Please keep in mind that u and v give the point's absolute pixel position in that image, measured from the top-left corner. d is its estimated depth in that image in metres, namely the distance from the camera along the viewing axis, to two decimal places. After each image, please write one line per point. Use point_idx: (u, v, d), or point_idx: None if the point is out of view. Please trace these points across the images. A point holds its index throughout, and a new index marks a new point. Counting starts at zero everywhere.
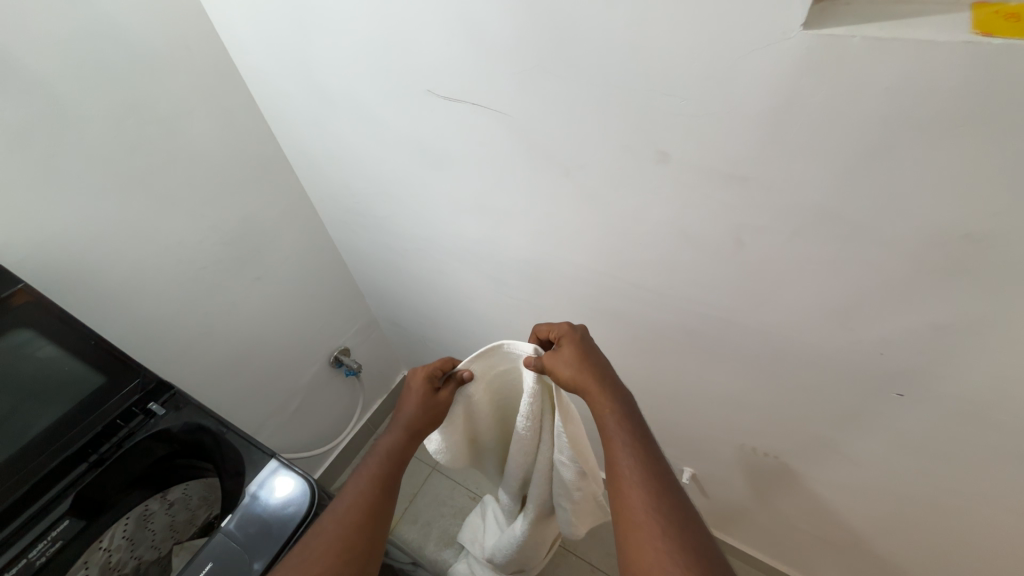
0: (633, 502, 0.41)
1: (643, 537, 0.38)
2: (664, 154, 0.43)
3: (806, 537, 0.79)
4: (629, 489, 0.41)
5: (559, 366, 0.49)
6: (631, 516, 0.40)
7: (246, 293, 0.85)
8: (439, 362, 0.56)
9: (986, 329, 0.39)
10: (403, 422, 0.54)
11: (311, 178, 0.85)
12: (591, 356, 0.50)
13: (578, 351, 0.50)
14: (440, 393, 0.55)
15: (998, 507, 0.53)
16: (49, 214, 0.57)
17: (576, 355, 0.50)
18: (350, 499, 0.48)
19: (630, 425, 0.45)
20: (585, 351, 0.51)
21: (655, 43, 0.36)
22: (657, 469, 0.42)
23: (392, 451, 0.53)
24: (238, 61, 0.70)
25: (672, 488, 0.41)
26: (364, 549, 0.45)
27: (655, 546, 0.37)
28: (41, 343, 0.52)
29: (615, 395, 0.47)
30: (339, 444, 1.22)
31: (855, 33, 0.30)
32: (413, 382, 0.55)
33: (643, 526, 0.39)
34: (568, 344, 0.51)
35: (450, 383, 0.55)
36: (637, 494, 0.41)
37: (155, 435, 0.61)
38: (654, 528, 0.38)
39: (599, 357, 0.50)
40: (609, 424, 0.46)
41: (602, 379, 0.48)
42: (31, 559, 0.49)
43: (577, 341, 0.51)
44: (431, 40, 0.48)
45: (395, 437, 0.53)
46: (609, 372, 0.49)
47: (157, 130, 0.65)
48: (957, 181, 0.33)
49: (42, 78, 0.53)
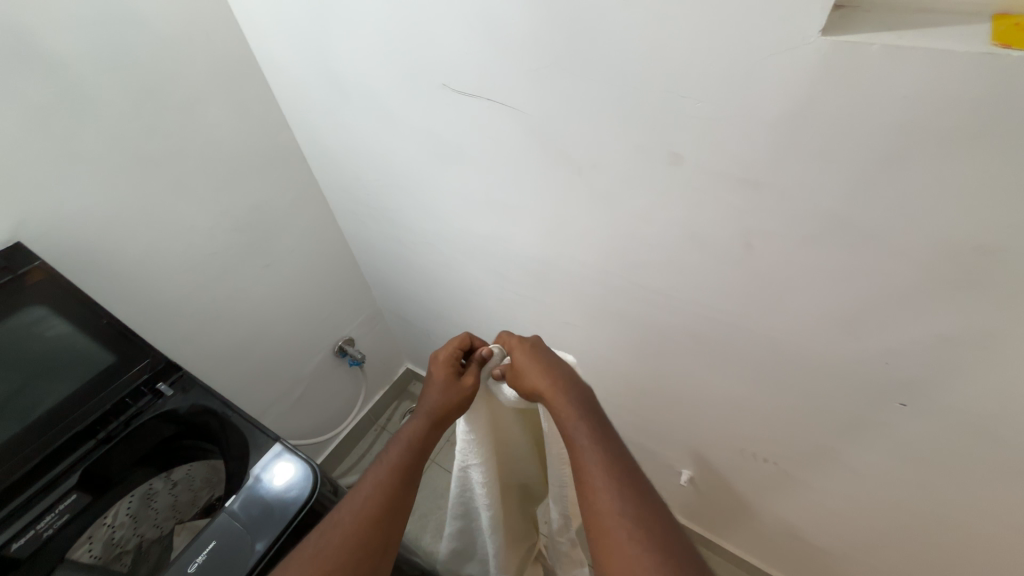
0: (602, 505, 0.41)
1: (611, 541, 0.39)
2: (677, 156, 0.43)
3: (802, 546, 0.79)
4: (597, 492, 0.42)
5: (519, 372, 0.52)
6: (601, 521, 0.40)
7: (255, 280, 0.86)
8: (456, 342, 0.57)
9: (993, 344, 0.39)
10: (426, 407, 0.53)
11: (323, 170, 0.85)
12: (544, 362, 0.52)
13: (530, 357, 0.52)
14: (465, 377, 0.54)
15: (998, 521, 0.52)
16: (65, 194, 0.58)
17: (529, 360, 0.52)
18: (369, 486, 0.48)
19: (592, 427, 0.46)
20: (539, 357, 0.52)
21: (671, 44, 0.37)
22: (625, 468, 0.43)
23: (416, 438, 0.52)
24: (256, 50, 0.71)
25: (641, 490, 0.42)
26: (380, 544, 0.46)
27: (626, 551, 0.38)
28: (53, 320, 0.53)
29: (573, 397, 0.48)
30: (341, 433, 1.23)
31: (875, 41, 0.30)
32: (435, 369, 0.55)
33: (613, 532, 0.39)
34: (520, 354, 0.53)
35: (473, 364, 0.55)
36: (605, 497, 0.41)
37: (163, 415, 0.61)
38: (623, 532, 0.39)
39: (551, 363, 0.52)
40: (572, 429, 0.46)
41: (557, 381, 0.49)
42: (39, 530, 0.50)
43: (528, 351, 0.53)
44: (448, 34, 0.48)
45: (419, 421, 0.53)
46: (567, 375, 0.51)
47: (174, 116, 0.66)
48: (969, 192, 0.33)
49: (63, 60, 0.54)
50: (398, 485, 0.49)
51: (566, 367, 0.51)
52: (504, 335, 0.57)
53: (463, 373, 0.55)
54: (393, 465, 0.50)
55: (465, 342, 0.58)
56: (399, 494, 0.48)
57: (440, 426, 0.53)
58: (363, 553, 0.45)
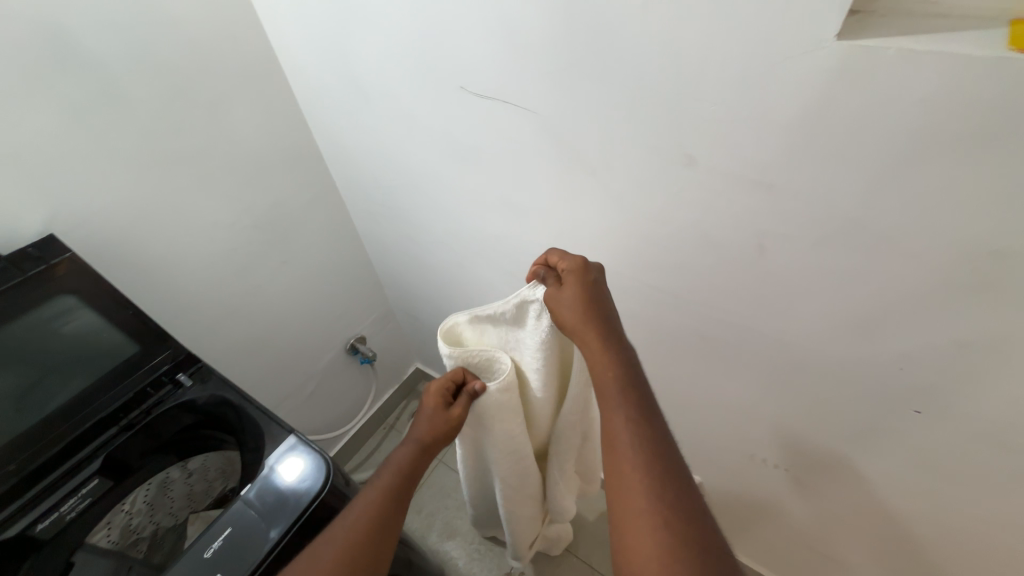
0: (630, 476, 0.39)
1: (635, 517, 0.37)
2: (691, 158, 0.43)
3: (813, 555, 0.78)
4: (625, 460, 0.40)
5: (563, 306, 0.47)
6: (626, 493, 0.38)
7: (272, 276, 0.87)
8: (451, 375, 0.56)
9: (1010, 351, 0.39)
10: (416, 436, 0.55)
11: (341, 170, 0.87)
12: (596, 302, 0.47)
13: (581, 295, 0.47)
14: (453, 409, 0.55)
15: (1015, 534, 0.51)
16: (94, 189, 0.60)
17: (579, 299, 0.47)
18: (359, 506, 0.48)
19: (629, 391, 0.44)
20: (589, 300, 0.47)
21: (685, 48, 0.37)
22: (658, 438, 0.41)
23: (404, 463, 0.53)
24: (279, 52, 0.73)
25: (670, 462, 0.40)
26: (368, 566, 0.45)
27: (649, 531, 0.36)
28: (81, 310, 0.55)
29: (617, 354, 0.45)
30: (350, 430, 1.24)
31: (889, 45, 0.31)
32: (425, 402, 0.56)
33: (637, 508, 0.37)
34: (572, 287, 0.48)
35: (464, 397, 0.56)
36: (636, 470, 0.39)
37: (182, 405, 0.62)
38: (649, 511, 0.37)
39: (602, 307, 0.47)
40: (610, 387, 0.44)
41: (603, 334, 0.46)
42: (62, 513, 0.52)
43: (582, 284, 0.48)
44: (467, 37, 0.49)
45: (407, 448, 0.55)
46: (613, 325, 0.47)
47: (200, 115, 0.68)
48: (987, 196, 0.33)
49: (99, 60, 0.56)
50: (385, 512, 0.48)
51: (614, 315, 0.48)
52: (556, 256, 0.51)
53: (451, 404, 0.56)
54: (383, 487, 0.50)
55: (460, 375, 0.56)
56: (391, 516, 0.49)
57: (428, 452, 0.56)
58: (356, 567, 0.44)
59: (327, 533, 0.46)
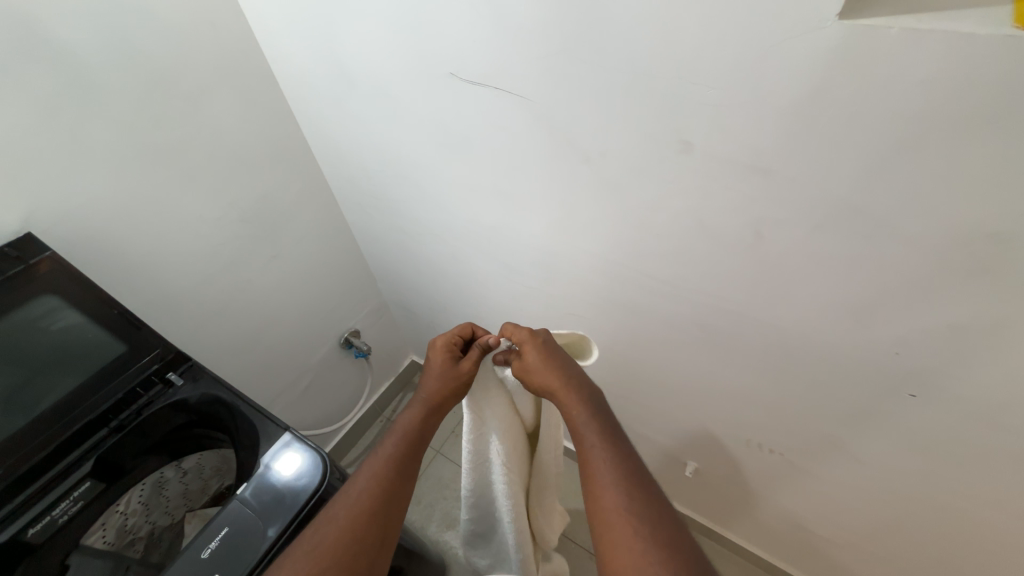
0: (607, 501, 0.41)
1: (616, 537, 0.39)
2: (687, 144, 0.43)
3: (807, 535, 0.79)
4: (600, 490, 0.42)
5: (530, 371, 0.51)
6: (606, 518, 0.40)
7: (262, 271, 0.86)
8: (459, 329, 0.58)
9: (1005, 333, 0.39)
10: (425, 393, 0.54)
11: (330, 162, 0.85)
12: (553, 357, 0.51)
13: (541, 354, 0.51)
14: (461, 363, 0.55)
15: (1005, 510, 0.53)
16: (72, 185, 0.58)
17: (539, 358, 0.51)
18: (364, 479, 0.49)
19: (598, 424, 0.46)
20: (548, 355, 0.51)
21: (682, 30, 0.36)
22: (630, 465, 0.44)
23: (410, 429, 0.53)
24: (262, 39, 0.70)
25: (644, 486, 0.42)
26: (374, 541, 0.45)
27: (629, 548, 0.38)
28: (64, 311, 0.53)
29: (583, 395, 0.48)
30: (347, 424, 1.24)
31: (892, 24, 0.30)
32: (433, 356, 0.56)
33: (616, 528, 0.39)
34: (531, 349, 0.51)
35: (473, 351, 0.56)
36: (611, 495, 0.41)
37: (173, 405, 0.61)
38: (627, 528, 0.39)
39: (561, 359, 0.51)
40: (578, 422, 0.47)
41: (567, 380, 0.49)
42: (54, 517, 0.51)
43: (538, 346, 0.51)
44: (457, 22, 0.47)
45: (414, 412, 0.54)
46: (574, 371, 0.50)
47: (181, 106, 0.66)
48: (988, 180, 0.33)
49: (70, 50, 0.54)
50: (393, 480, 0.49)
51: (575, 363, 0.51)
52: (509, 328, 0.54)
53: (460, 359, 0.56)
54: (388, 457, 0.50)
55: (467, 329, 0.59)
56: (399, 482, 0.49)
57: (436, 412, 0.55)
58: (361, 544, 0.44)
59: (330, 510, 0.46)
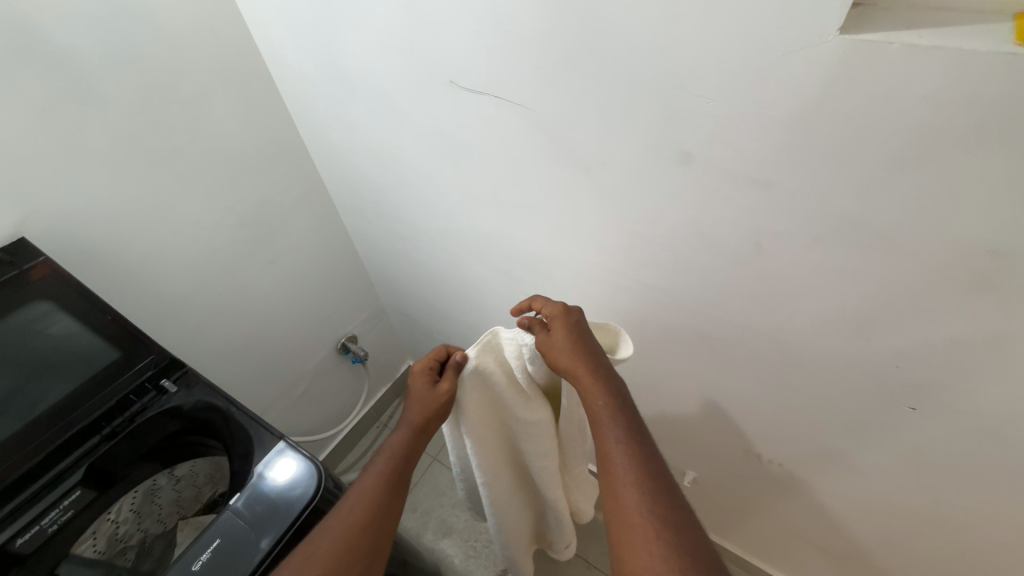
0: (628, 501, 0.41)
1: (635, 538, 0.39)
2: (688, 155, 0.42)
3: (806, 546, 0.79)
4: (621, 487, 0.42)
5: (554, 350, 0.49)
6: (626, 518, 0.40)
7: (259, 276, 0.85)
8: (434, 354, 0.57)
9: (1007, 348, 0.39)
10: (409, 418, 0.53)
11: (329, 167, 0.85)
12: (582, 339, 0.49)
13: (569, 334, 0.49)
14: (440, 384, 0.54)
15: (1007, 525, 0.52)
16: (68, 189, 0.57)
17: (567, 338, 0.49)
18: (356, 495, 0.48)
19: (621, 418, 0.45)
20: (576, 336, 0.49)
21: (682, 42, 0.36)
22: (652, 464, 0.43)
23: (400, 448, 0.52)
24: (262, 45, 0.70)
25: (664, 487, 0.42)
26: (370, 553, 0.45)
27: (649, 551, 0.37)
28: (56, 316, 0.53)
29: (609, 384, 0.47)
30: (343, 430, 1.23)
31: (893, 39, 0.30)
32: (413, 380, 0.55)
33: (637, 529, 0.39)
34: (560, 327, 0.50)
35: (449, 371, 0.55)
36: (632, 495, 0.41)
37: (167, 412, 0.61)
38: (649, 530, 0.38)
39: (589, 342, 0.49)
40: (602, 413, 0.46)
41: (594, 366, 0.47)
42: (43, 526, 0.50)
43: (568, 325, 0.50)
44: (456, 31, 0.47)
45: (402, 431, 0.53)
46: (601, 357, 0.48)
47: (180, 111, 0.65)
48: (989, 195, 0.33)
49: (69, 54, 0.53)
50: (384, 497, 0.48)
51: (602, 349, 0.49)
52: (541, 303, 0.54)
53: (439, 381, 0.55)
54: (379, 473, 0.50)
55: (443, 352, 0.58)
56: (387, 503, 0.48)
57: (423, 435, 0.54)
58: (355, 558, 0.44)
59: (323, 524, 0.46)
